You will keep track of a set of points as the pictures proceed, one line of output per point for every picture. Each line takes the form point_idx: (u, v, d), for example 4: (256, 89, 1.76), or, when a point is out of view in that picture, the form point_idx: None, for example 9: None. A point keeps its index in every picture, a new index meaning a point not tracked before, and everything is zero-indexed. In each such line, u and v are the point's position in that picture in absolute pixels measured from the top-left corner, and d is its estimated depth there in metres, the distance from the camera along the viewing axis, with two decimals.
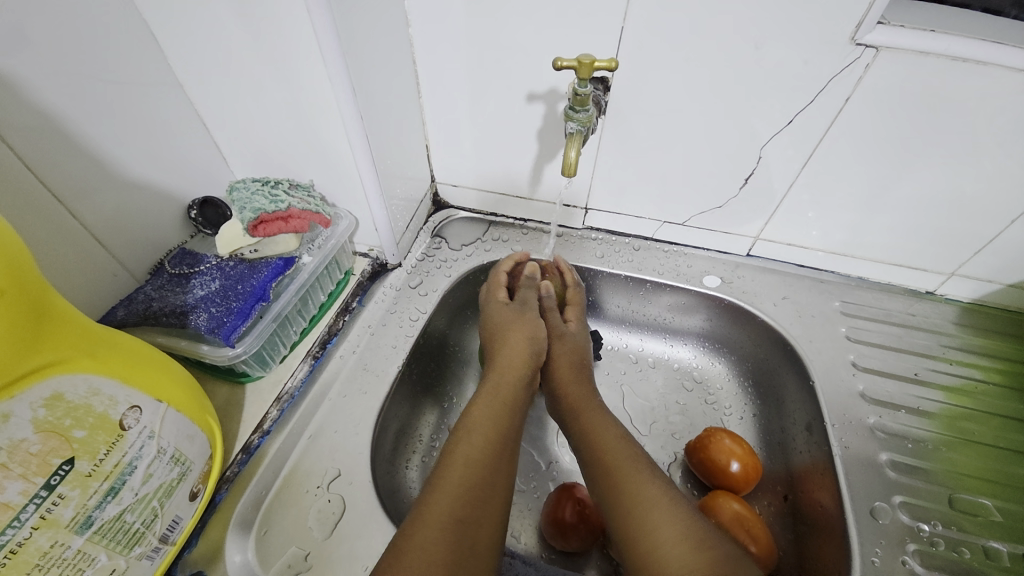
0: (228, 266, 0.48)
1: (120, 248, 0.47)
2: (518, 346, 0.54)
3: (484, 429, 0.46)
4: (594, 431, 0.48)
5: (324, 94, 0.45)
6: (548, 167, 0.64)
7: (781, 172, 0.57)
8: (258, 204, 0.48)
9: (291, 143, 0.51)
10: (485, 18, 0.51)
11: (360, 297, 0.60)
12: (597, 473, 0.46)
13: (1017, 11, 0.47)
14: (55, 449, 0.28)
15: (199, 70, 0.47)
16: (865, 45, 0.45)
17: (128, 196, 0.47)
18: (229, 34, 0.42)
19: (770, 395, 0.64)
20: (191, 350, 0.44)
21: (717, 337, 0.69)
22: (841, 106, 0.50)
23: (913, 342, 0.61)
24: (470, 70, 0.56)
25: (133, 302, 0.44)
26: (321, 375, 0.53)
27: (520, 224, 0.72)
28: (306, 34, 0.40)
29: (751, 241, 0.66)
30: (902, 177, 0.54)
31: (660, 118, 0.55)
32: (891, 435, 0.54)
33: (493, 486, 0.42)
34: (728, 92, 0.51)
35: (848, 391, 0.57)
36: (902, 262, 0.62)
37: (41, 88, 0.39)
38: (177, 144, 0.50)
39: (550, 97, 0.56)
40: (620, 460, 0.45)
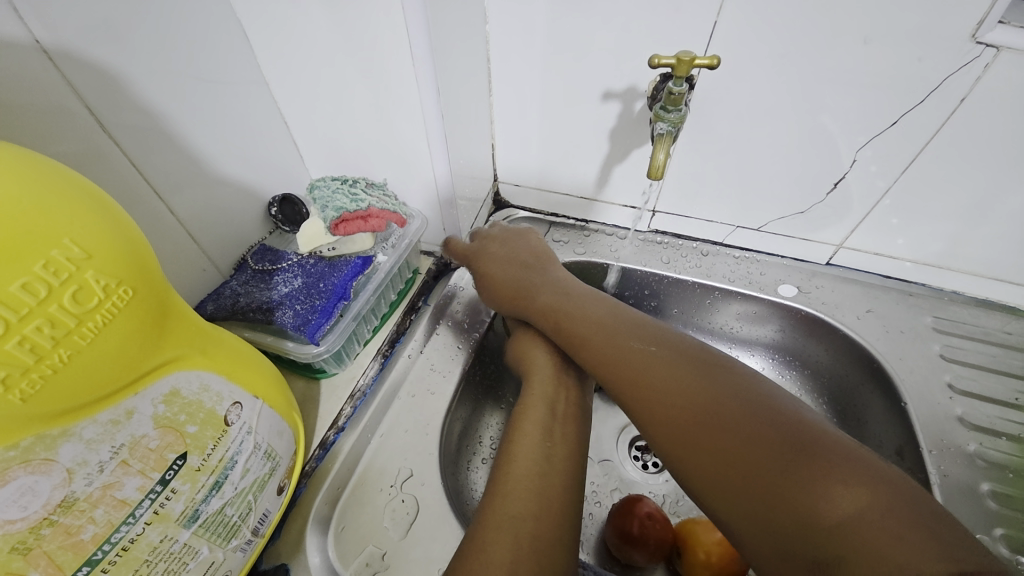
0: (309, 264, 0.49)
1: (208, 243, 0.49)
2: (535, 353, 0.52)
3: (531, 425, 0.45)
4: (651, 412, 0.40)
5: (409, 94, 0.44)
6: (618, 168, 0.62)
7: (874, 179, 0.53)
8: (339, 202, 0.49)
9: (367, 141, 0.51)
10: (566, 16, 0.50)
11: (425, 297, 0.61)
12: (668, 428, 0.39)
13: None
14: (171, 444, 0.29)
15: (285, 70, 0.48)
16: (985, 44, 0.42)
17: (215, 192, 0.48)
18: (319, 34, 0.43)
19: (849, 413, 0.60)
20: (277, 346, 0.45)
21: (789, 348, 0.65)
22: (954, 108, 0.46)
23: (1013, 363, 0.56)
24: (546, 68, 0.55)
25: (221, 297, 0.46)
26: (391, 373, 0.53)
27: (582, 225, 0.70)
28: (396, 31, 0.40)
29: (833, 249, 0.62)
30: (1017, 186, 0.49)
31: (744, 120, 0.53)
32: (993, 465, 0.50)
33: (547, 477, 0.41)
34: (824, 91, 0.48)
35: (944, 414, 0.53)
36: (1004, 277, 0.57)
37: (142, 87, 0.40)
38: (261, 143, 0.52)
39: (627, 96, 0.54)
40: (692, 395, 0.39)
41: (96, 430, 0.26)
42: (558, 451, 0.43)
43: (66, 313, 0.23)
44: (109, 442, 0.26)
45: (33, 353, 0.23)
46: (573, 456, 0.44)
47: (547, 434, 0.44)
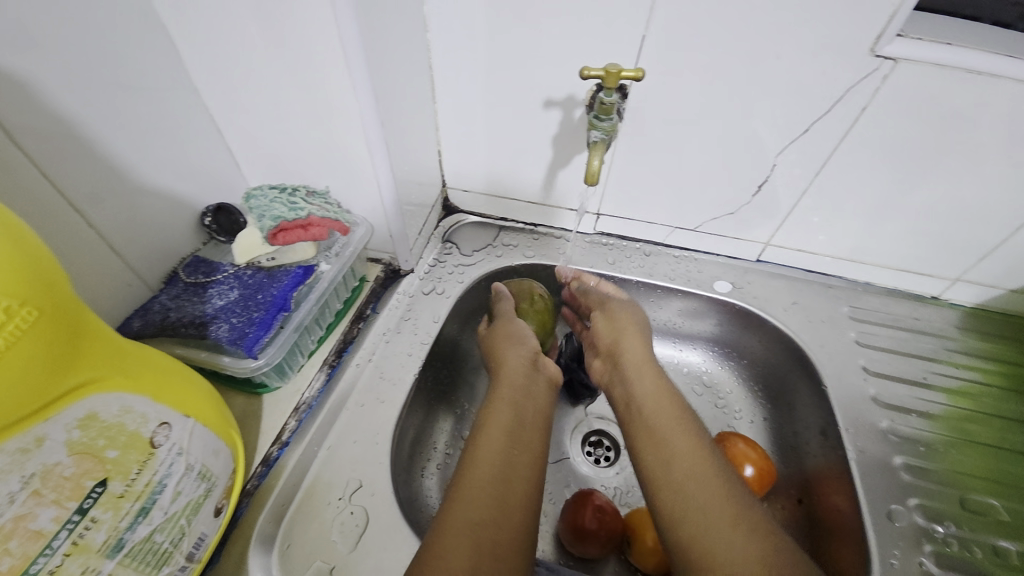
0: (246, 275, 0.47)
1: (133, 256, 0.46)
2: (517, 354, 0.53)
3: (494, 430, 0.45)
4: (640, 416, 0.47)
5: (349, 101, 0.44)
6: (562, 172, 0.64)
7: (793, 181, 0.58)
8: (277, 211, 0.47)
9: (307, 148, 0.50)
10: (506, 26, 0.51)
11: (373, 305, 0.60)
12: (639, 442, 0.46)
13: None
14: (89, 471, 0.28)
15: (216, 75, 0.46)
16: (884, 57, 0.46)
17: (140, 202, 0.46)
18: (251, 39, 0.41)
19: (781, 399, 0.65)
20: (212, 362, 0.43)
21: (727, 341, 0.69)
22: (857, 116, 0.51)
23: (919, 345, 0.62)
24: (488, 75, 0.56)
25: (149, 313, 0.44)
26: (338, 384, 0.52)
27: (530, 229, 0.72)
28: (333, 37, 0.39)
29: (762, 247, 0.67)
30: (913, 186, 0.55)
31: (677, 126, 0.56)
32: (903, 439, 0.55)
33: (512, 482, 0.42)
34: (746, 100, 0.52)
35: (860, 395, 0.58)
36: (908, 268, 0.63)
37: (56, 92, 0.38)
38: (193, 150, 0.49)
39: (567, 104, 0.56)
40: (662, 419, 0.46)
41: (3, 460, 0.24)
42: (522, 456, 0.44)
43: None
44: (18, 472, 0.24)
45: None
46: (535, 461, 0.45)
47: (513, 438, 0.45)
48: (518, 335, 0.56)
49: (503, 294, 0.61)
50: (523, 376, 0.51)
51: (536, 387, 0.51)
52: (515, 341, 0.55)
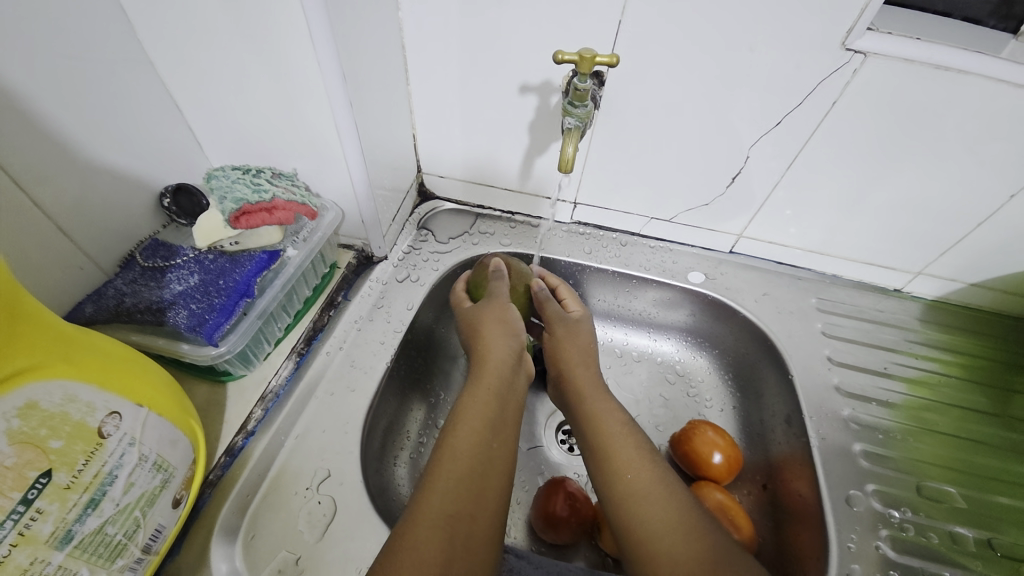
0: (207, 259, 0.45)
1: (85, 238, 0.44)
2: (498, 337, 0.51)
3: (477, 422, 0.44)
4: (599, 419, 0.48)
5: (315, 79, 0.42)
6: (539, 160, 0.63)
7: (766, 174, 0.58)
8: (239, 193, 0.46)
9: (273, 128, 0.48)
10: (480, 6, 0.50)
11: (345, 292, 0.58)
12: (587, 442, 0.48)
13: (992, 23, 0.50)
14: (31, 462, 0.26)
15: (171, 48, 0.43)
16: (854, 51, 0.46)
17: (92, 182, 0.44)
18: (208, 11, 0.39)
19: (750, 388, 0.66)
20: (170, 349, 0.41)
21: (700, 331, 0.70)
22: (828, 110, 0.51)
23: (882, 337, 0.64)
24: (463, 58, 0.54)
25: (103, 298, 0.42)
26: (307, 372, 0.51)
27: (508, 217, 0.71)
28: (295, 11, 0.37)
29: (735, 239, 0.67)
30: (881, 180, 0.56)
31: (653, 116, 0.55)
32: (864, 427, 0.57)
33: (488, 478, 0.41)
34: (721, 91, 0.52)
35: (824, 384, 0.59)
36: (874, 261, 0.65)
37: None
38: (149, 128, 0.47)
39: (543, 90, 0.55)
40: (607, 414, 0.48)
41: None
42: (499, 451, 0.43)
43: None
44: None
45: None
46: (510, 455, 0.44)
47: (491, 432, 0.44)
48: (510, 325, 0.52)
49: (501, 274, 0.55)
50: (509, 370, 0.49)
51: (517, 383, 0.50)
52: (508, 333, 0.52)
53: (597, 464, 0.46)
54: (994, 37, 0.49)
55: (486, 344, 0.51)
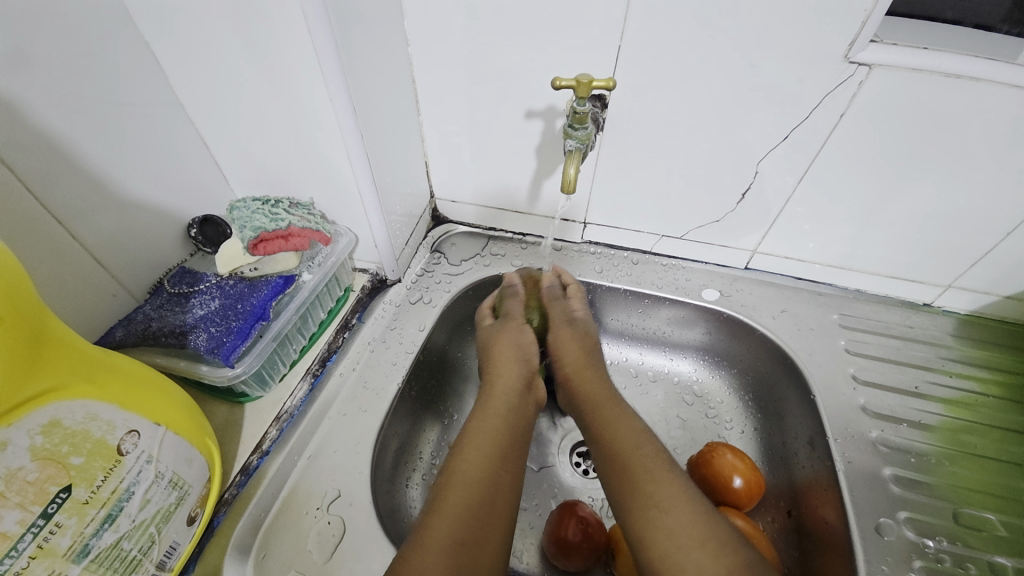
0: (228, 285, 0.48)
1: (120, 268, 0.47)
2: (509, 353, 0.53)
3: (487, 446, 0.44)
4: (611, 426, 0.47)
5: (326, 115, 0.45)
6: (547, 182, 0.64)
7: (777, 188, 0.58)
8: (258, 222, 0.48)
9: (290, 160, 0.51)
10: (485, 39, 0.52)
11: (359, 314, 0.60)
12: (601, 456, 0.47)
13: (1008, 28, 0.48)
14: (52, 477, 0.28)
15: (200, 90, 0.47)
16: (858, 63, 0.46)
17: (127, 215, 0.47)
18: (230, 55, 0.43)
19: (771, 409, 0.64)
20: (191, 371, 0.43)
21: (717, 350, 0.69)
22: (836, 121, 0.50)
23: (912, 354, 0.61)
24: (470, 88, 0.57)
25: (132, 322, 0.45)
26: (321, 394, 0.53)
27: (519, 238, 0.72)
28: (307, 55, 0.40)
29: (749, 255, 0.66)
30: (898, 192, 0.54)
31: (657, 136, 0.56)
32: (893, 449, 0.54)
33: (497, 503, 0.41)
34: (724, 109, 0.52)
35: (849, 405, 0.57)
36: (898, 275, 0.62)
37: (43, 110, 0.39)
38: (179, 165, 0.51)
39: (547, 114, 0.57)
40: (623, 430, 0.47)
41: None
42: (508, 476, 0.43)
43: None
44: None
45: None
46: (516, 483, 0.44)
47: (501, 456, 0.44)
48: (523, 348, 0.54)
49: (516, 290, 0.60)
50: (517, 393, 0.50)
51: (528, 409, 0.50)
52: (520, 356, 0.53)
53: (613, 483, 0.44)
54: (1008, 43, 0.47)
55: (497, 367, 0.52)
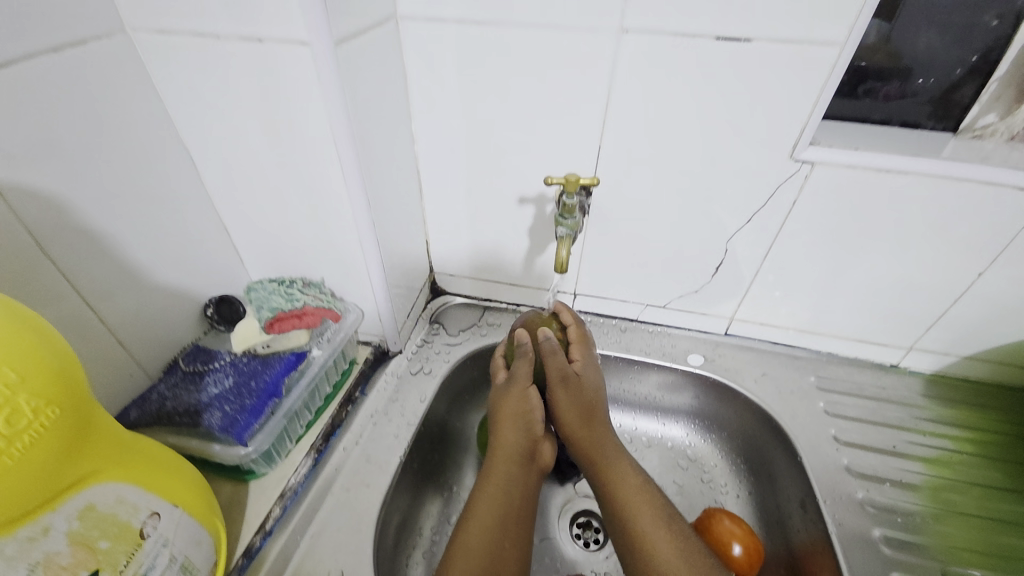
0: (242, 362, 0.51)
1: (137, 348, 0.49)
2: (513, 423, 0.51)
3: (490, 518, 0.46)
4: (615, 482, 0.50)
5: (344, 206, 0.50)
6: (539, 257, 0.70)
7: (747, 262, 0.64)
8: (275, 303, 0.52)
9: (306, 245, 0.56)
10: (483, 137, 0.60)
11: (362, 386, 0.62)
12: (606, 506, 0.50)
13: (933, 122, 0.58)
14: (82, 562, 0.29)
15: (229, 184, 0.52)
16: (802, 160, 0.54)
17: (149, 297, 0.50)
18: (261, 156, 0.49)
19: (762, 472, 0.66)
20: (202, 450, 0.44)
21: (707, 413, 0.71)
22: (791, 206, 0.58)
23: (888, 414, 0.65)
24: (469, 176, 0.64)
25: (147, 402, 0.47)
26: (324, 469, 0.53)
27: (513, 308, 0.76)
28: (331, 157, 0.46)
29: (727, 321, 0.71)
30: (854, 264, 0.61)
31: (637, 218, 0.63)
32: (880, 509, 0.56)
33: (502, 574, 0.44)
34: (694, 197, 0.59)
35: (834, 466, 0.59)
36: (865, 338, 0.68)
37: (91, 210, 0.43)
38: (202, 251, 0.55)
39: (539, 200, 0.64)
40: (625, 484, 0.50)
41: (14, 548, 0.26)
42: (511, 546, 0.46)
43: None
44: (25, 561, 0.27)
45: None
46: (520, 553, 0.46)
47: (503, 527, 0.46)
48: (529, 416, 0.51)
49: (526, 345, 0.52)
50: (518, 461, 0.50)
51: (529, 479, 0.50)
52: (522, 427, 0.51)
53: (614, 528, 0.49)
54: (926, 140, 0.56)
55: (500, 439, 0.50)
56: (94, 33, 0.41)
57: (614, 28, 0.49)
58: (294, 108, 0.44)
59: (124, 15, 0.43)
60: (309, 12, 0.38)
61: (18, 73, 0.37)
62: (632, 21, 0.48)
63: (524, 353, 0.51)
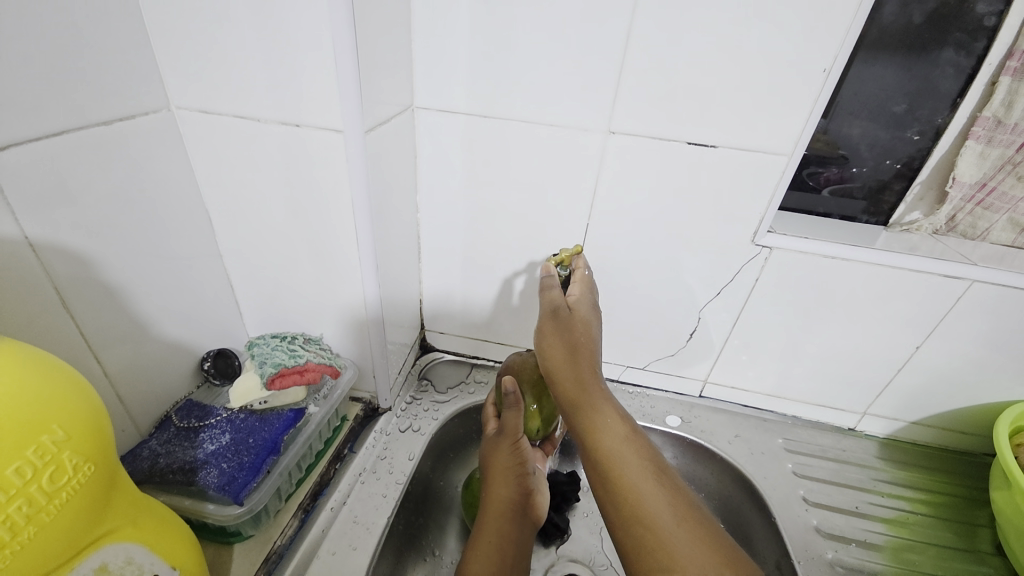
0: (239, 419, 0.51)
1: (134, 402, 0.49)
2: (503, 470, 0.53)
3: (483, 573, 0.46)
4: (602, 434, 0.47)
5: (353, 269, 0.54)
6: (528, 319, 0.74)
7: (718, 330, 0.70)
8: (278, 359, 0.52)
9: (309, 303, 0.58)
10: (482, 209, 0.65)
11: (351, 444, 0.63)
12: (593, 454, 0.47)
13: (867, 216, 0.68)
14: None
15: (242, 243, 0.55)
16: (762, 245, 0.62)
17: (151, 349, 0.51)
18: (279, 220, 0.52)
19: (739, 534, 0.68)
20: (196, 509, 0.44)
21: (684, 474, 0.74)
22: (755, 283, 0.65)
23: (849, 476, 0.70)
24: (466, 242, 0.68)
25: (138, 458, 0.46)
26: (310, 531, 0.53)
27: (500, 366, 0.79)
28: (348, 224, 0.50)
29: (701, 384, 0.76)
30: (811, 335, 0.68)
31: (620, 287, 0.68)
32: (849, 570, 0.59)
33: None
34: (670, 271, 0.66)
35: (804, 526, 0.63)
36: (825, 402, 0.74)
37: (112, 266, 0.45)
38: (205, 305, 0.56)
39: (530, 268, 0.69)
40: (629, 467, 0.45)
41: None
42: None
43: (41, 492, 0.25)
44: None
45: (8, 532, 0.24)
46: None
47: None
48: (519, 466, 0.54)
49: (514, 396, 0.54)
50: (512, 516, 0.52)
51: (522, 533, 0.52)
52: (514, 478, 0.53)
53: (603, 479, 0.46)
54: (863, 231, 0.66)
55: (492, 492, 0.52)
56: (141, 110, 0.45)
57: (602, 128, 0.57)
58: (318, 182, 0.48)
59: (171, 95, 0.48)
60: (346, 106, 0.43)
61: (68, 143, 0.40)
62: (618, 124, 0.57)
63: (513, 405, 0.55)
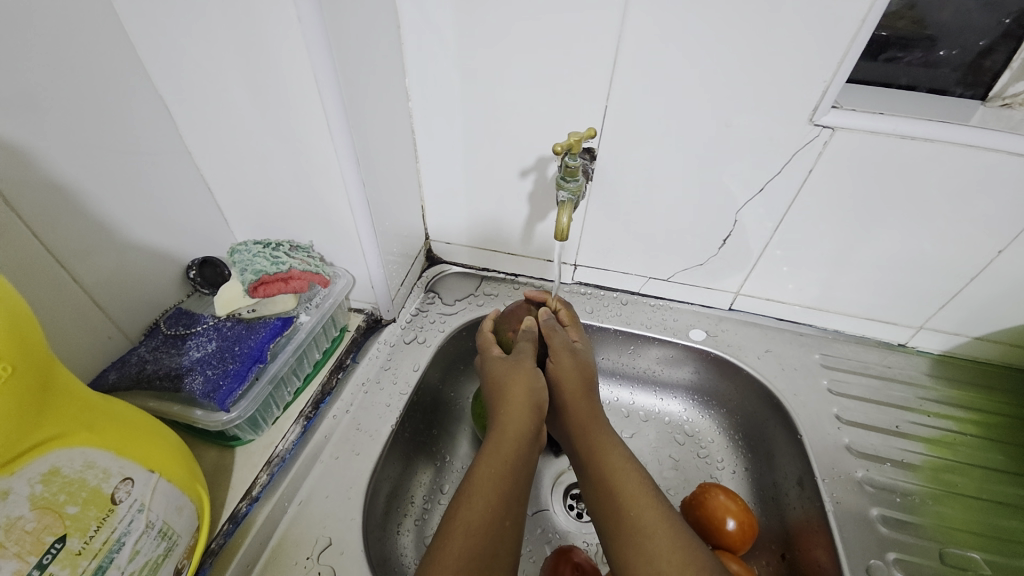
0: (226, 327, 0.49)
1: (115, 309, 0.47)
2: (519, 398, 0.50)
3: (488, 493, 0.44)
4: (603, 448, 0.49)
5: (331, 164, 0.47)
6: (540, 226, 0.66)
7: (755, 234, 0.61)
8: (259, 265, 0.49)
9: (292, 207, 0.53)
10: (480, 94, 0.56)
11: (354, 354, 0.60)
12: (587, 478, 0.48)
13: (961, 90, 0.53)
14: (49, 526, 0.28)
15: (208, 137, 0.49)
16: (822, 125, 0.50)
17: (127, 256, 0.48)
18: (241, 106, 0.45)
19: (760, 449, 0.65)
20: (184, 415, 0.43)
21: (705, 389, 0.70)
22: (807, 175, 0.54)
23: (891, 394, 0.63)
24: (466, 136, 0.60)
25: (126, 365, 0.45)
26: (313, 437, 0.52)
27: (511, 279, 0.74)
28: (316, 111, 0.43)
29: (732, 296, 0.69)
30: (868, 239, 0.58)
31: (642, 185, 0.59)
32: (880, 489, 0.55)
33: (500, 557, 0.42)
34: (703, 163, 0.56)
35: (835, 445, 0.58)
36: (873, 316, 0.65)
37: (57, 160, 0.40)
38: (183, 209, 0.52)
39: (539, 166, 0.60)
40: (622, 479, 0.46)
41: None
42: (510, 525, 0.44)
43: None
44: None
45: None
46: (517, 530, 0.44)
47: (504, 502, 0.44)
48: (537, 395, 0.51)
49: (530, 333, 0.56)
50: (526, 442, 0.48)
51: (532, 458, 0.49)
52: (532, 405, 0.50)
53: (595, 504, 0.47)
54: (958, 105, 0.52)
55: (507, 409, 0.50)
56: None
57: None
58: (274, 55, 0.41)
59: None
60: None
61: None
62: None
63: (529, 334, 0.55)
